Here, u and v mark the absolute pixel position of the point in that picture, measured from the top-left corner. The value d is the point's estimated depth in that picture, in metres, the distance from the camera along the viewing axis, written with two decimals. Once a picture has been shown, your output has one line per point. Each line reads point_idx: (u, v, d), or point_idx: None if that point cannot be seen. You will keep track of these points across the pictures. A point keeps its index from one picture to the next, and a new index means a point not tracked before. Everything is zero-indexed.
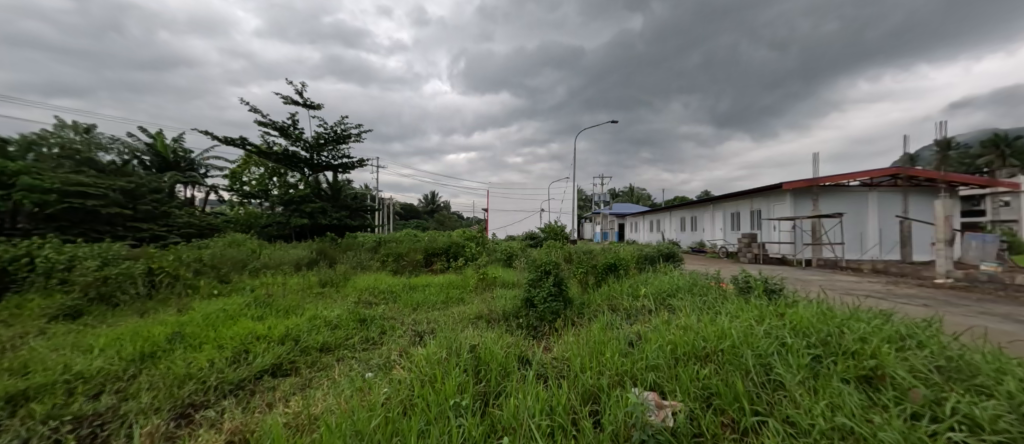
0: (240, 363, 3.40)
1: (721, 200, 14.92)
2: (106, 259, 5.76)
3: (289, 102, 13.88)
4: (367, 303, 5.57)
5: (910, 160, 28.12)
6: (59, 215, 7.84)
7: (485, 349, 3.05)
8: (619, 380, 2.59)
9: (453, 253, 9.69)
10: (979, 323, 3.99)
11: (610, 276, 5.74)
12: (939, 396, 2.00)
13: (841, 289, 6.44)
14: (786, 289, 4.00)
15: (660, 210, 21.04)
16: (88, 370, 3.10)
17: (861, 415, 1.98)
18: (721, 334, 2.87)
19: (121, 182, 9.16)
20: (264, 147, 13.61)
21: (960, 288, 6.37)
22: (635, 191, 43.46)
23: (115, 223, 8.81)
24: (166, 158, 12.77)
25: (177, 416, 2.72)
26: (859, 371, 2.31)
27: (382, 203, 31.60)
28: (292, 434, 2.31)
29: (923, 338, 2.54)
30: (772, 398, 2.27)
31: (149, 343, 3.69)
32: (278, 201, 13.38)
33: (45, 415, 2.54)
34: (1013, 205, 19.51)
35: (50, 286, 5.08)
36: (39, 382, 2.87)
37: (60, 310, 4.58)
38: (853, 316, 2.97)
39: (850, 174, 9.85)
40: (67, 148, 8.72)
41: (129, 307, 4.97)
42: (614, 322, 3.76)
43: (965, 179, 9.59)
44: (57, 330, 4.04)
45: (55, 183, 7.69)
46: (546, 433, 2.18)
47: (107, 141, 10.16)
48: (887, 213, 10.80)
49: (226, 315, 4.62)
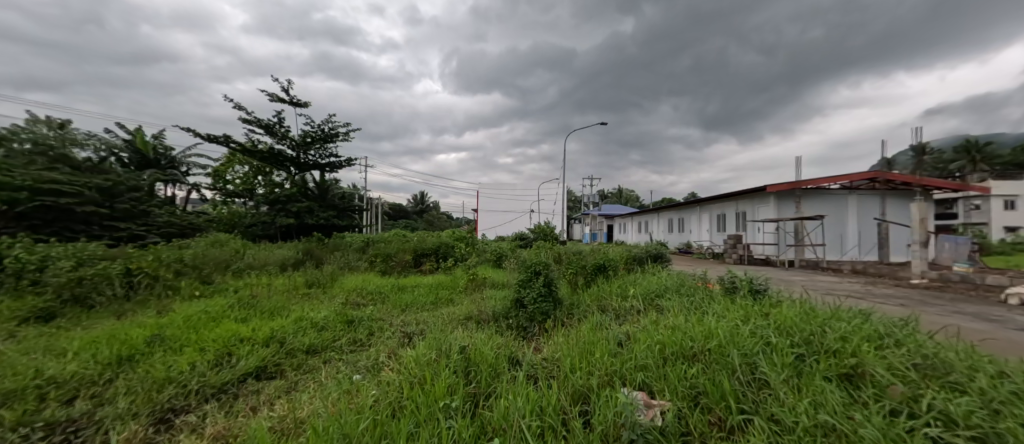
0: (223, 366, 3.34)
1: (707, 202, 15.13)
2: (81, 259, 5.58)
3: (276, 100, 13.69)
4: (355, 303, 5.54)
5: (888, 164, 28.94)
6: (31, 213, 7.58)
7: (475, 350, 3.06)
8: (609, 380, 2.61)
9: (443, 253, 9.65)
10: (952, 322, 4.15)
11: (599, 277, 5.80)
12: (917, 393, 2.06)
13: (823, 289, 6.62)
14: (770, 289, 4.09)
15: (647, 212, 21.23)
16: (62, 374, 2.99)
17: (843, 412, 2.03)
18: (709, 333, 2.93)
19: (98, 179, 8.86)
20: (249, 145, 13.40)
21: (935, 288, 6.59)
22: (623, 193, 44.02)
23: (90, 222, 8.56)
24: (146, 155, 12.42)
25: (157, 420, 2.65)
26: (840, 369, 2.37)
27: (370, 204, 31.16)
28: (278, 438, 2.29)
29: (901, 337, 2.62)
30: (758, 396, 2.30)
31: (129, 345, 3.59)
32: (263, 200, 13.22)
33: (16, 421, 2.44)
34: (984, 208, 20.34)
35: (21, 287, 4.90)
36: (9, 387, 2.75)
37: (31, 312, 4.42)
38: (835, 316, 3.06)
39: (831, 177, 10.12)
40: (41, 144, 8.40)
41: (106, 309, 4.83)
42: (604, 322, 3.80)
43: (939, 183, 9.93)
44: (28, 333, 3.89)
45: (27, 181, 7.43)
46: (537, 434, 2.19)
47: (83, 137, 9.83)
48: (865, 215, 11.14)
49: (208, 316, 4.53)
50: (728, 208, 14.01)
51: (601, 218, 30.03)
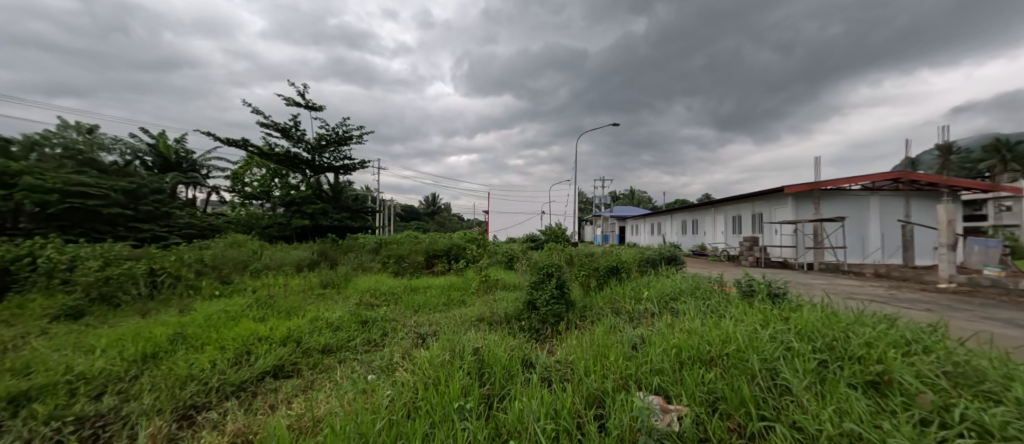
0: (242, 364, 3.40)
1: (722, 203, 14.88)
2: (107, 259, 5.76)
3: (292, 103, 14.00)
4: (369, 304, 5.61)
5: (912, 164, 28.02)
6: (60, 215, 7.86)
7: (488, 351, 3.06)
8: (623, 384, 2.58)
9: (454, 254, 9.74)
10: (984, 328, 3.99)
11: (612, 279, 5.75)
12: (948, 402, 1.98)
13: (844, 293, 6.45)
14: (789, 293, 3.99)
15: (660, 213, 20.98)
16: (90, 371, 3.09)
17: (870, 420, 1.97)
18: (727, 337, 2.87)
19: (123, 182, 9.17)
20: (266, 148, 13.72)
21: (964, 292, 6.35)
22: (635, 195, 43.62)
23: (116, 223, 8.84)
24: (168, 158, 12.79)
25: (180, 417, 2.72)
26: (865, 376, 2.30)
27: (382, 205, 31.55)
28: (296, 436, 2.32)
29: (929, 344, 2.53)
30: (779, 403, 2.25)
31: (152, 343, 3.69)
32: (279, 201, 13.56)
33: (48, 415, 2.53)
34: (1016, 210, 19.56)
35: (52, 286, 5.08)
36: (41, 382, 2.84)
37: (61, 310, 4.56)
38: (858, 321, 2.97)
39: (851, 178, 9.86)
40: (71, 149, 8.74)
41: (132, 308, 4.97)
42: (617, 325, 3.76)
43: (966, 184, 9.57)
44: (58, 331, 4.03)
45: (57, 184, 7.71)
46: (552, 438, 2.17)
47: (110, 142, 10.18)
48: (888, 217, 10.81)
49: (227, 315, 4.62)
50: (744, 209, 13.75)
51: (613, 219, 29.82)
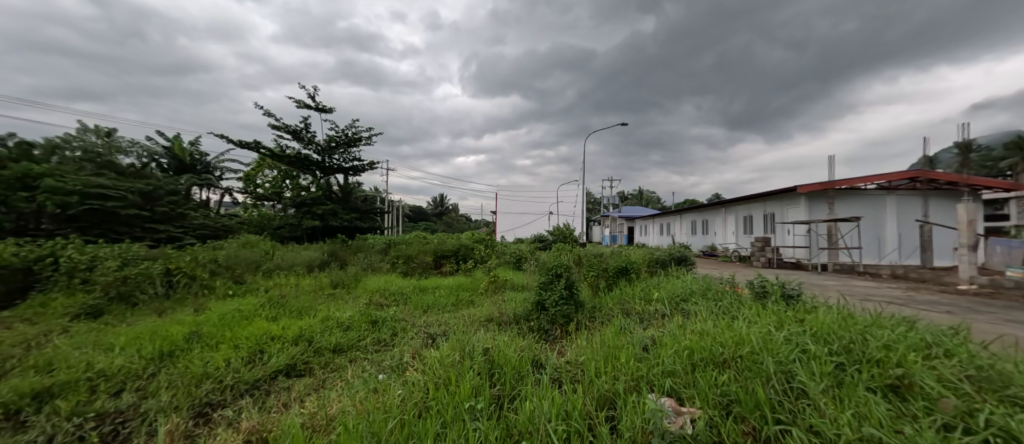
0: (255, 363, 3.44)
1: (733, 203, 14.69)
2: (125, 259, 5.89)
3: (302, 106, 14.17)
4: (379, 304, 5.64)
5: (930, 162, 27.37)
6: (80, 216, 8.04)
7: (498, 352, 3.06)
8: (635, 386, 2.56)
9: (463, 255, 9.77)
10: (1008, 332, 3.87)
11: (621, 280, 5.71)
12: (972, 407, 1.93)
13: (860, 294, 6.32)
14: (803, 295, 3.92)
15: (670, 213, 20.79)
16: (109, 368, 3.15)
17: (890, 425, 1.93)
18: (740, 339, 2.83)
19: (140, 184, 9.38)
20: (277, 150, 13.91)
21: (985, 294, 6.19)
22: (644, 195, 43.31)
23: (133, 224, 9.03)
24: (183, 160, 13.03)
25: (196, 414, 2.76)
26: (884, 380, 2.25)
27: (391, 206, 31.77)
28: (309, 434, 2.34)
29: (951, 347, 2.46)
30: (795, 406, 2.21)
31: (168, 342, 3.75)
32: (290, 202, 13.73)
33: (70, 412, 2.60)
34: None
35: (72, 286, 5.20)
36: (63, 379, 2.91)
37: (81, 309, 4.67)
38: (876, 323, 2.90)
39: (867, 177, 9.66)
40: (89, 152, 8.96)
41: (149, 307, 5.07)
42: (628, 326, 3.73)
43: (987, 183, 9.31)
44: (79, 329, 4.12)
45: (77, 186, 7.90)
46: (563, 439, 2.15)
47: (127, 144, 10.41)
48: (906, 217, 10.57)
49: (241, 315, 4.69)
50: (755, 210, 13.55)
51: (621, 219, 29.64)
